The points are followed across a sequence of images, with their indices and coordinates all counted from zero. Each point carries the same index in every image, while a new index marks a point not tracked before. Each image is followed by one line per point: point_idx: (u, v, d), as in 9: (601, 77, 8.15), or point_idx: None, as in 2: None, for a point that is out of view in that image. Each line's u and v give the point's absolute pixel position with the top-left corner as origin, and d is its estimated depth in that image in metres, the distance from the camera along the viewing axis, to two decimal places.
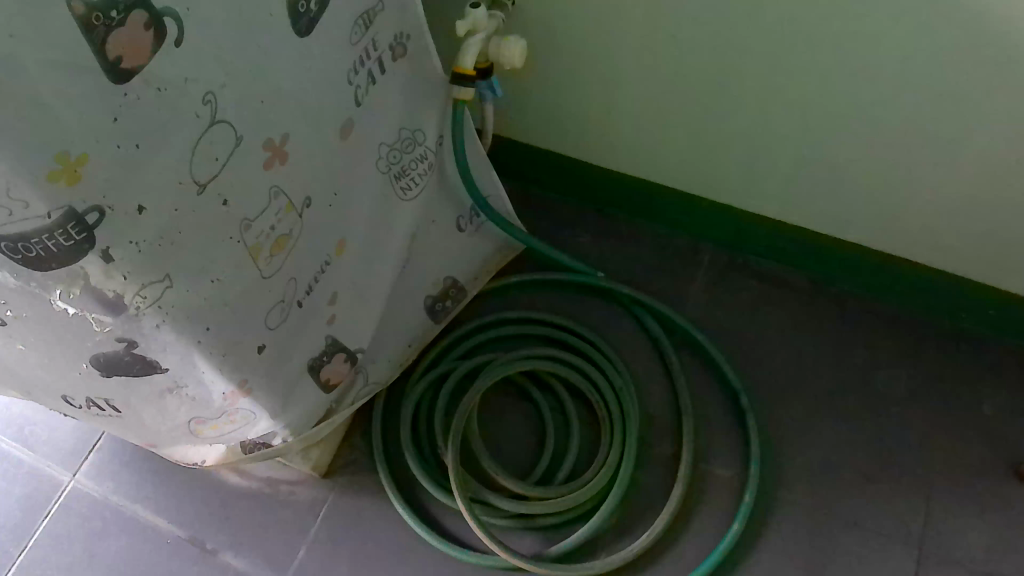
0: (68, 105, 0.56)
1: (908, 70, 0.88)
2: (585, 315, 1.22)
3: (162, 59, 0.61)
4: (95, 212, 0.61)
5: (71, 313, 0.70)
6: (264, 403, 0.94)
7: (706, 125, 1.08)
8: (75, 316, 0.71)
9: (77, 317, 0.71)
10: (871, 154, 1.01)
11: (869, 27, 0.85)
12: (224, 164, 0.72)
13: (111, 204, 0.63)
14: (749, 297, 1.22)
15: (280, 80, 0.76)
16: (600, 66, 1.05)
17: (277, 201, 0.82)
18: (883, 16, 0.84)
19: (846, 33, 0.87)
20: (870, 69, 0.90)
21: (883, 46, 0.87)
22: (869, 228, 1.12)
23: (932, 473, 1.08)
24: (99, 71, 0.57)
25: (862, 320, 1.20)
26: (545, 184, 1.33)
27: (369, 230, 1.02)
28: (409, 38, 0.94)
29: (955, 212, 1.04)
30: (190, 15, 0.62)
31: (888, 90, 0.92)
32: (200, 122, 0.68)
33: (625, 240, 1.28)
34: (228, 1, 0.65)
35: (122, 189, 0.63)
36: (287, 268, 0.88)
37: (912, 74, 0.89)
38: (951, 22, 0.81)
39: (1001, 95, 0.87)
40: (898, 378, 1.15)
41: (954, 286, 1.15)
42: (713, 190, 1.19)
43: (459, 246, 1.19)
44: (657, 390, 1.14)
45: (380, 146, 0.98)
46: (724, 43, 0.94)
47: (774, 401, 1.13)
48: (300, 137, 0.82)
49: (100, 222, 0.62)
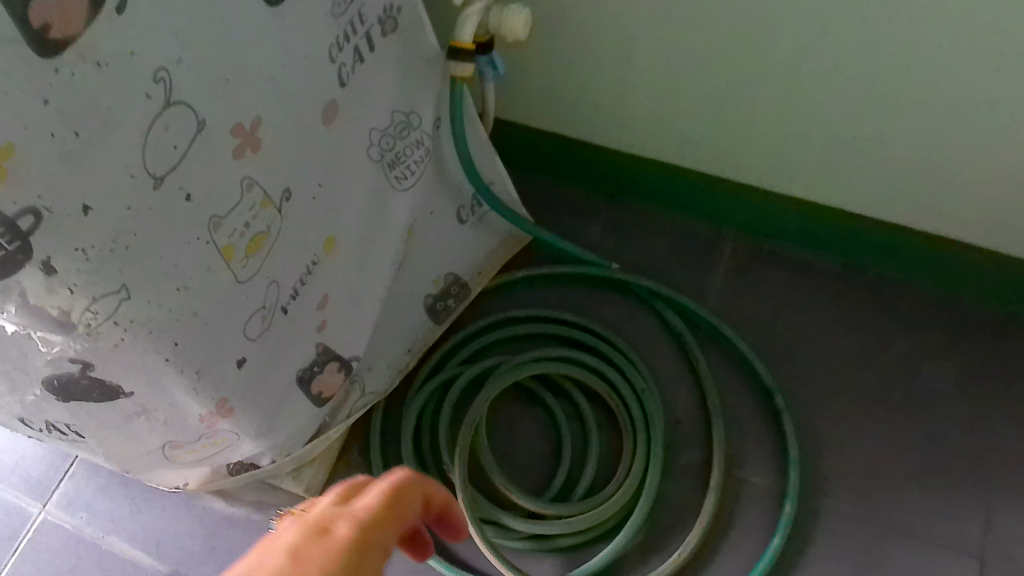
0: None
1: (965, 33, 0.78)
2: (599, 310, 1.10)
3: (100, 28, 0.51)
4: (28, 215, 0.51)
5: (12, 330, 0.60)
6: (248, 423, 0.84)
7: (731, 100, 0.97)
8: (18, 333, 0.61)
9: (21, 333, 0.61)
10: (916, 127, 0.90)
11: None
12: (184, 153, 0.62)
13: (49, 206, 0.52)
14: (779, 286, 1.12)
15: (245, 53, 0.65)
16: (611, 37, 0.95)
17: (252, 194, 0.72)
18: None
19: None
20: (919, 30, 0.79)
21: (937, 9, 0.76)
22: (911, 208, 1.02)
23: (990, 473, 0.98)
24: (21, 42, 0.46)
25: (902, 307, 1.10)
26: (550, 169, 1.22)
27: (361, 225, 0.91)
28: (400, 10, 0.83)
29: (1010, 189, 0.93)
30: None
31: (938, 55, 0.81)
32: (153, 105, 0.57)
33: (639, 229, 1.17)
34: None
35: (61, 187, 0.52)
36: (266, 271, 0.78)
37: (975, 31, 0.77)
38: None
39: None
40: (944, 370, 1.05)
41: (1005, 268, 1.04)
42: (737, 169, 1.08)
43: (460, 239, 1.08)
44: (683, 390, 1.04)
45: (371, 131, 0.87)
46: (752, 9, 0.84)
47: (810, 399, 1.03)
48: (275, 123, 0.72)
49: (36, 227, 0.52)
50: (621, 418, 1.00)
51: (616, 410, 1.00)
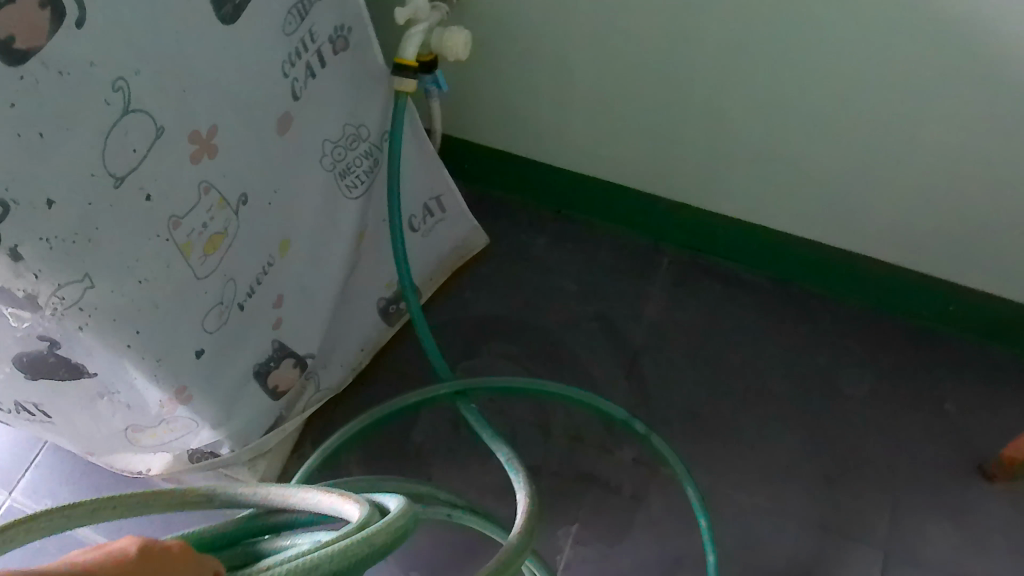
0: (14, 110, 0.56)
1: (849, 72, 0.89)
2: (544, 318, 1.19)
3: (83, 77, 0.61)
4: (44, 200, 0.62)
5: (15, 330, 0.72)
6: (203, 411, 0.93)
7: (665, 125, 1.06)
8: (19, 336, 0.73)
9: (16, 327, 0.71)
10: (815, 147, 1.00)
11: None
12: (143, 156, 0.70)
13: (93, 172, 0.65)
14: (710, 297, 1.21)
15: (205, 64, 0.73)
16: (547, 72, 1.06)
17: (209, 197, 0.80)
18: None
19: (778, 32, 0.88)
20: (813, 73, 0.91)
21: (821, 50, 0.88)
22: (828, 228, 1.11)
23: (898, 469, 1.07)
24: (39, 69, 0.57)
25: (826, 320, 1.19)
26: (501, 187, 1.30)
27: (316, 230, 1.00)
28: (350, 31, 0.92)
29: (907, 208, 1.03)
30: (140, 77, 0.66)
31: (824, 95, 0.93)
32: (111, 110, 0.64)
33: (581, 244, 1.26)
34: (156, 47, 0.67)
35: (81, 163, 0.63)
36: (224, 267, 0.87)
37: (884, 56, 0.85)
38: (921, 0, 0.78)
39: (975, 82, 0.84)
40: (861, 379, 1.14)
41: (914, 286, 1.14)
42: (668, 187, 1.17)
43: (418, 246, 1.13)
44: (618, 389, 1.13)
45: (324, 143, 0.95)
46: (674, 51, 0.95)
47: (735, 403, 1.13)
48: (231, 132, 0.80)
49: (49, 207, 0.63)
50: (314, 493, 0.55)
51: (296, 497, 0.55)
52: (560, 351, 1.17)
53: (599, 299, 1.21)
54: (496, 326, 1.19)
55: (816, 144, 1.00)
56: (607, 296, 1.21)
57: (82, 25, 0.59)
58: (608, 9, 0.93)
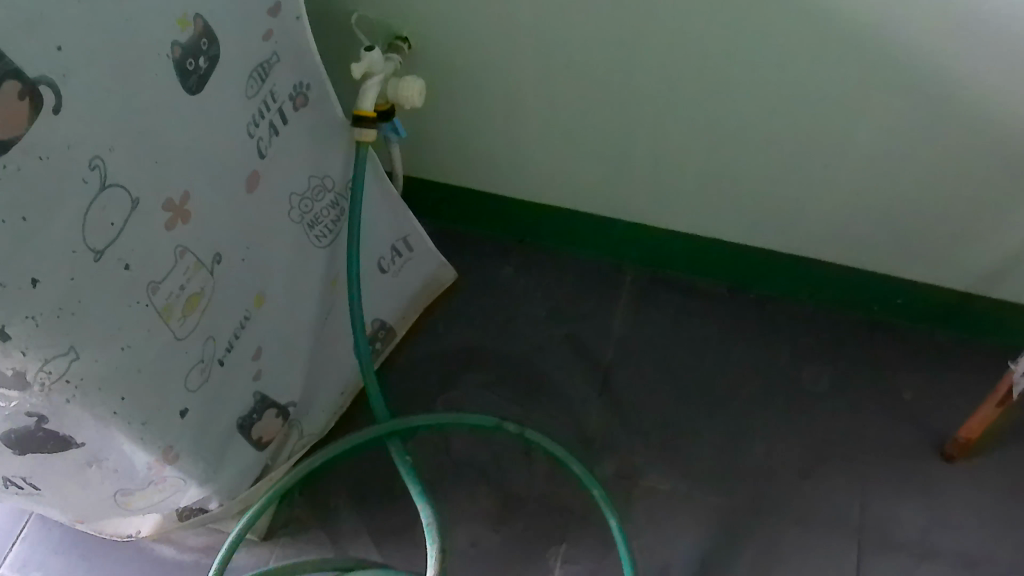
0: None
1: (782, 91, 0.95)
2: (517, 345, 1.23)
3: (61, 158, 0.63)
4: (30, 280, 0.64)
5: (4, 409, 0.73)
6: (191, 469, 0.95)
7: (615, 151, 1.11)
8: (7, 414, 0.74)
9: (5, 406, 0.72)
10: (758, 162, 1.06)
11: (763, 19, 0.87)
12: (121, 228, 0.72)
13: (76, 248, 0.67)
14: (673, 310, 1.26)
15: (174, 134, 0.76)
16: (499, 110, 1.10)
17: (185, 260, 0.82)
18: (774, 22, 0.87)
19: (713, 60, 0.93)
20: (749, 95, 0.96)
21: (755, 72, 0.93)
22: (778, 236, 1.17)
23: (865, 457, 1.13)
24: (21, 157, 0.59)
25: (784, 322, 1.25)
26: (464, 220, 1.33)
27: (289, 280, 1.02)
28: (309, 87, 0.95)
29: (848, 211, 1.09)
30: (114, 153, 0.69)
31: (761, 113, 0.99)
32: (89, 188, 0.67)
33: (546, 269, 1.30)
34: (128, 123, 0.70)
35: (63, 239, 0.65)
36: (203, 326, 0.89)
37: (811, 75, 0.92)
38: (840, 24, 0.85)
39: (896, 93, 0.91)
40: (823, 375, 1.20)
41: (863, 283, 1.20)
42: (624, 209, 1.21)
43: (388, 286, 1.16)
44: (595, 407, 1.17)
45: (291, 196, 0.98)
46: (618, 83, 1.00)
47: (706, 410, 1.17)
48: (202, 196, 0.82)
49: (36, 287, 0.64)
50: None
51: None
52: (535, 376, 1.20)
53: (568, 321, 1.25)
54: (470, 357, 1.22)
55: (759, 159, 1.05)
56: (575, 318, 1.25)
57: (58, 111, 0.62)
58: (553, 49, 0.98)
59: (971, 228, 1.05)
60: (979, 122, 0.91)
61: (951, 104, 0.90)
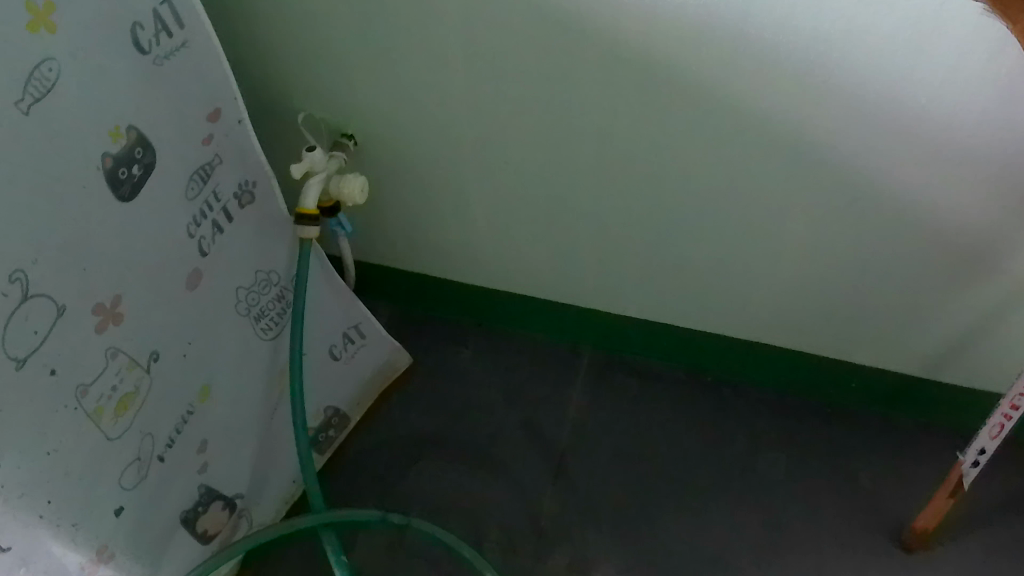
0: None
1: (715, 185, 0.97)
2: (471, 430, 1.22)
3: None
4: None
5: None
6: (128, 567, 0.93)
7: (561, 240, 1.13)
8: None
9: None
10: (700, 251, 1.07)
11: (686, 116, 0.89)
12: (45, 335, 0.73)
13: None
14: (629, 394, 1.26)
15: (104, 240, 0.78)
16: (447, 201, 1.12)
17: (117, 361, 0.83)
18: (699, 121, 0.89)
19: (646, 155, 0.96)
20: (683, 188, 0.98)
21: (687, 167, 0.95)
22: (728, 322, 1.18)
23: (822, 546, 1.11)
24: None
25: (740, 407, 1.25)
26: (422, 304, 1.35)
27: (235, 372, 1.03)
28: (255, 185, 0.98)
29: (794, 299, 1.10)
30: (38, 265, 0.70)
31: (697, 206, 1.00)
32: (9, 300, 0.68)
33: (503, 353, 1.31)
34: (54, 235, 0.71)
35: None
36: (140, 424, 0.89)
37: (741, 171, 0.94)
38: (763, 123, 0.87)
39: (824, 187, 0.92)
40: (779, 462, 1.19)
41: (817, 367, 1.20)
42: (575, 294, 1.22)
43: (340, 373, 1.16)
44: (548, 494, 1.16)
45: (237, 291, 0.99)
46: (557, 176, 1.02)
47: (661, 497, 1.16)
48: (136, 297, 0.84)
49: None
50: None
51: None
52: (488, 462, 1.19)
53: (523, 406, 1.25)
54: (425, 442, 1.21)
55: (701, 249, 1.07)
56: (530, 403, 1.25)
57: None
58: (493, 144, 1.01)
59: (913, 315, 1.06)
60: (907, 214, 0.92)
61: (878, 198, 0.91)
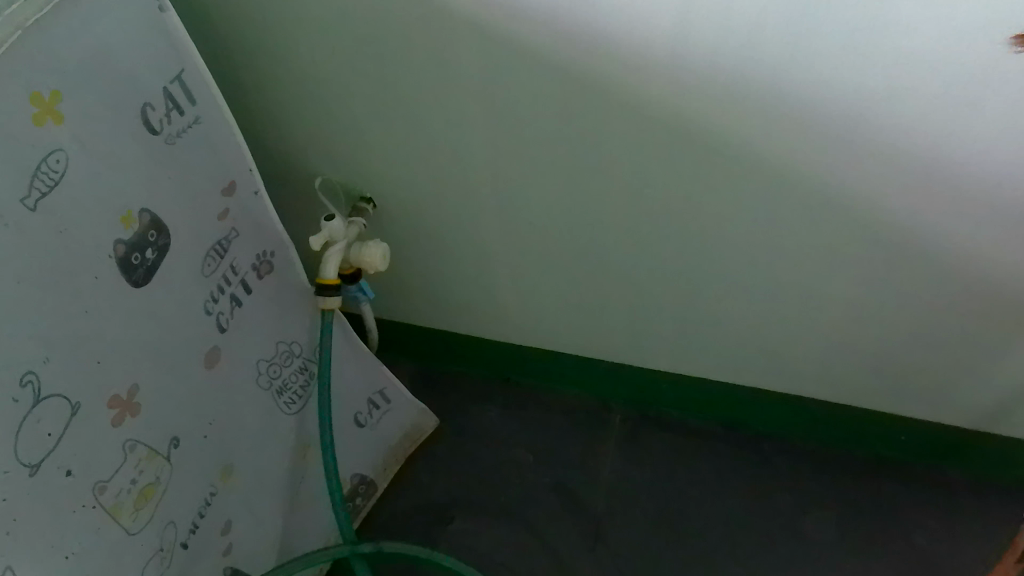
0: None
1: (750, 240, 0.92)
2: (502, 494, 1.17)
3: None
4: None
5: None
6: None
7: (588, 297, 1.09)
8: None
9: None
10: (735, 307, 1.02)
11: (716, 173, 0.85)
12: (59, 437, 0.69)
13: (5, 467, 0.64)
14: (665, 451, 1.21)
15: (118, 329, 0.74)
16: (469, 261, 1.09)
17: (135, 452, 0.79)
18: (731, 177, 0.85)
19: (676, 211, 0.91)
20: (716, 243, 0.94)
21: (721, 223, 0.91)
22: (767, 375, 1.12)
23: None
24: None
25: (782, 463, 1.19)
26: (446, 361, 1.31)
27: (258, 448, 0.99)
28: (273, 255, 0.95)
29: (836, 352, 1.04)
30: (49, 364, 0.67)
31: (731, 262, 0.96)
32: (20, 405, 0.64)
33: (531, 410, 1.26)
34: (65, 331, 0.68)
35: None
36: (161, 514, 0.85)
37: (777, 226, 0.89)
38: (799, 178, 0.83)
39: (865, 242, 0.88)
40: (827, 521, 1.13)
41: (862, 421, 1.14)
42: (605, 350, 1.18)
43: (366, 441, 1.12)
44: (587, 562, 1.10)
45: (257, 364, 0.96)
46: (583, 233, 0.98)
47: (705, 562, 1.10)
48: (152, 384, 0.80)
49: None
50: None
51: None
52: (522, 528, 1.14)
53: (555, 467, 1.20)
54: (455, 508, 1.16)
55: (737, 304, 1.02)
56: (562, 463, 1.20)
57: None
58: (515, 203, 0.97)
59: (963, 367, 1.01)
60: (954, 268, 0.88)
61: (923, 252, 0.87)
